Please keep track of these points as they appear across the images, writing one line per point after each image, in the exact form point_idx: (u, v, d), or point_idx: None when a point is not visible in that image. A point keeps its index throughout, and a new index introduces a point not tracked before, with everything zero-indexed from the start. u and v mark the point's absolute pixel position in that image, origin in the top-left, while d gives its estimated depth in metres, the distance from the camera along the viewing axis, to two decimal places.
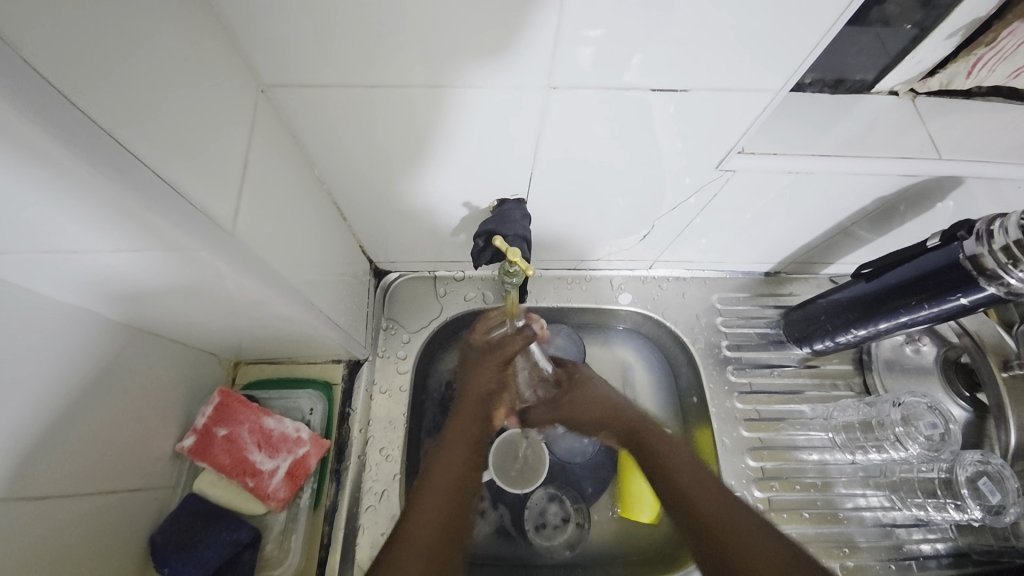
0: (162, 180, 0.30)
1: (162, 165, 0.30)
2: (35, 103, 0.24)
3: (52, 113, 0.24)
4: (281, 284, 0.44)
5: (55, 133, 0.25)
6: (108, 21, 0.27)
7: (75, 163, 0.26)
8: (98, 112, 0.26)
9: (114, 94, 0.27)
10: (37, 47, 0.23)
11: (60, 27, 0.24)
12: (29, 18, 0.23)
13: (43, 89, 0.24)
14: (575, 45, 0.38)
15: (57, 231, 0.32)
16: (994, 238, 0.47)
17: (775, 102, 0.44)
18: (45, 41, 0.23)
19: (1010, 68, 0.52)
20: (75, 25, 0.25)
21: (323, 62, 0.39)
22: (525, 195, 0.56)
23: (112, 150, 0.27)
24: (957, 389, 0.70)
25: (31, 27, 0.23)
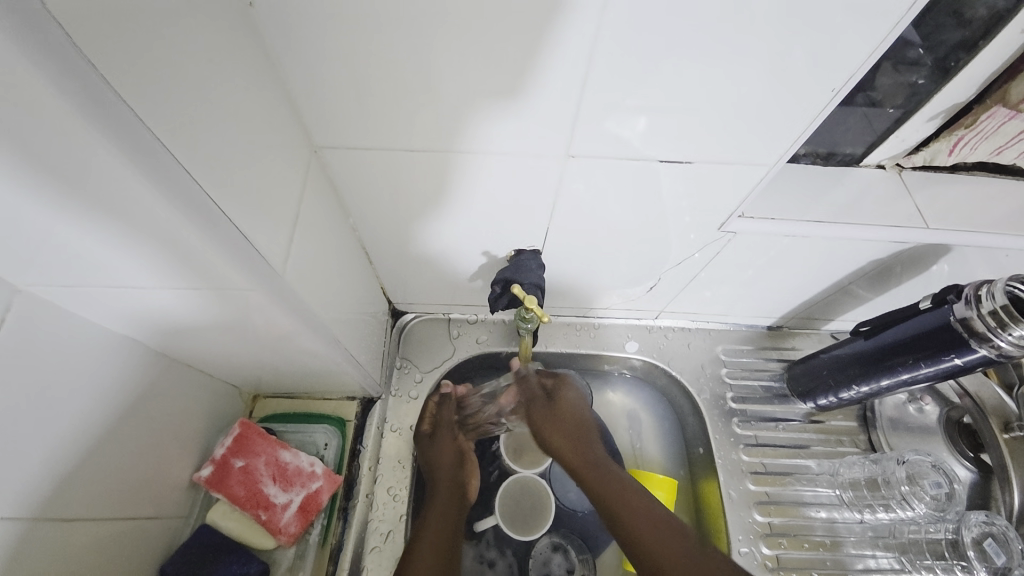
0: (234, 228, 0.34)
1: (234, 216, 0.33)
2: (148, 167, 0.28)
3: (161, 175, 0.28)
4: (314, 323, 0.47)
5: (156, 188, 0.29)
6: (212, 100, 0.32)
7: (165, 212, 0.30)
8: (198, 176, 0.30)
9: (208, 159, 0.31)
10: (158, 121, 0.27)
11: (173, 106, 0.29)
12: (150, 96, 0.27)
13: (158, 156, 0.28)
14: (592, 117, 0.43)
15: (128, 269, 0.35)
16: (983, 303, 0.50)
17: (772, 173, 0.49)
18: (164, 116, 0.28)
19: (991, 145, 0.57)
20: (186, 101, 0.30)
21: (367, 127, 0.45)
22: (540, 246, 0.60)
23: (198, 202, 0.31)
24: (961, 449, 0.71)
25: (154, 105, 0.27)
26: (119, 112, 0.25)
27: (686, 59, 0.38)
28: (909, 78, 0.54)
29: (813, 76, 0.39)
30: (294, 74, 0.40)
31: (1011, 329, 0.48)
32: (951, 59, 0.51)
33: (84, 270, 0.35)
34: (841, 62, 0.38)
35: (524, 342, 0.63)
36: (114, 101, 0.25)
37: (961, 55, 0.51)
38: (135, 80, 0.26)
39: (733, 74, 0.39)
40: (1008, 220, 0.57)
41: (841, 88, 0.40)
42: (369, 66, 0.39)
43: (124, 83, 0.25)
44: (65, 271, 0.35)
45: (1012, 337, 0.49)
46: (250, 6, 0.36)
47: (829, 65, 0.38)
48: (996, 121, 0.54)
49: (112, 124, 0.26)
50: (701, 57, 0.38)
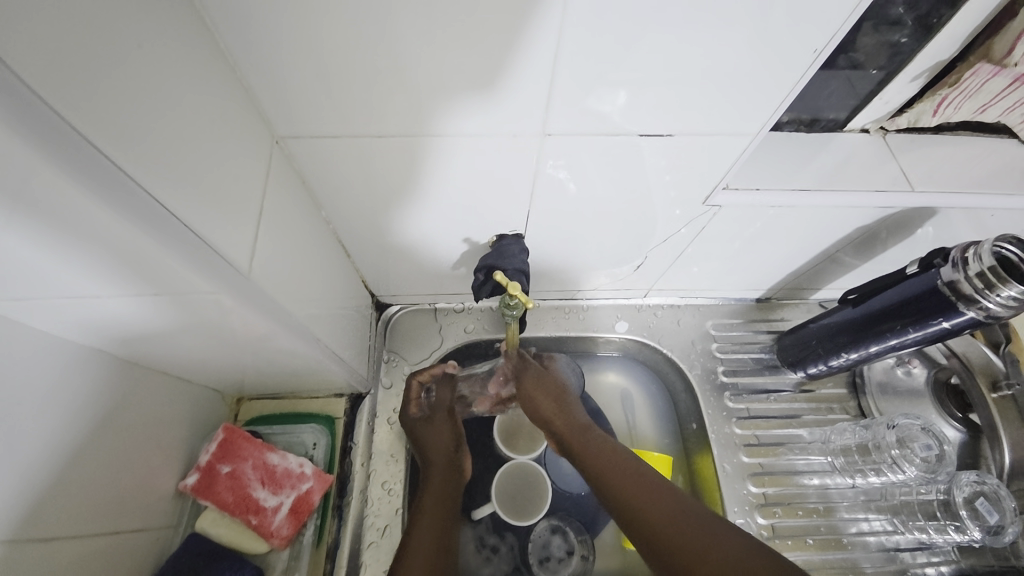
0: (194, 231, 0.31)
1: (194, 217, 0.31)
2: (83, 167, 0.25)
3: (104, 179, 0.26)
4: (290, 321, 0.45)
5: (102, 196, 0.27)
6: (151, 90, 0.29)
7: (116, 220, 0.28)
8: (144, 176, 0.28)
9: (152, 154, 0.29)
10: (92, 119, 0.25)
11: (110, 103, 0.26)
12: (81, 96, 0.24)
13: (93, 156, 0.25)
14: (568, 91, 0.41)
15: (76, 277, 0.33)
16: (970, 265, 0.49)
17: (756, 142, 0.47)
18: (92, 109, 0.25)
19: (975, 105, 0.56)
20: (122, 95, 0.27)
21: (332, 114, 0.42)
22: (523, 231, 0.59)
23: (151, 207, 0.29)
24: (949, 410, 0.72)
25: (84, 102, 0.24)
26: (44, 113, 0.23)
27: (662, 25, 0.36)
28: (890, 38, 0.52)
29: (795, 39, 0.37)
30: (245, 60, 0.37)
31: (999, 291, 0.48)
32: (933, 15, 0.50)
33: (29, 282, 0.33)
34: (823, 23, 0.36)
35: (511, 330, 0.62)
36: (43, 107, 0.23)
37: (943, 11, 0.49)
38: (66, 80, 0.24)
39: (715, 40, 0.37)
40: (991, 180, 0.57)
41: (824, 49, 0.38)
42: (324, 49, 0.37)
43: (44, 77, 0.23)
44: (13, 285, 0.33)
45: (1000, 298, 0.49)
46: None
47: (811, 25, 0.36)
48: (981, 78, 0.52)
49: (30, 120, 0.23)
50: (678, 23, 0.36)
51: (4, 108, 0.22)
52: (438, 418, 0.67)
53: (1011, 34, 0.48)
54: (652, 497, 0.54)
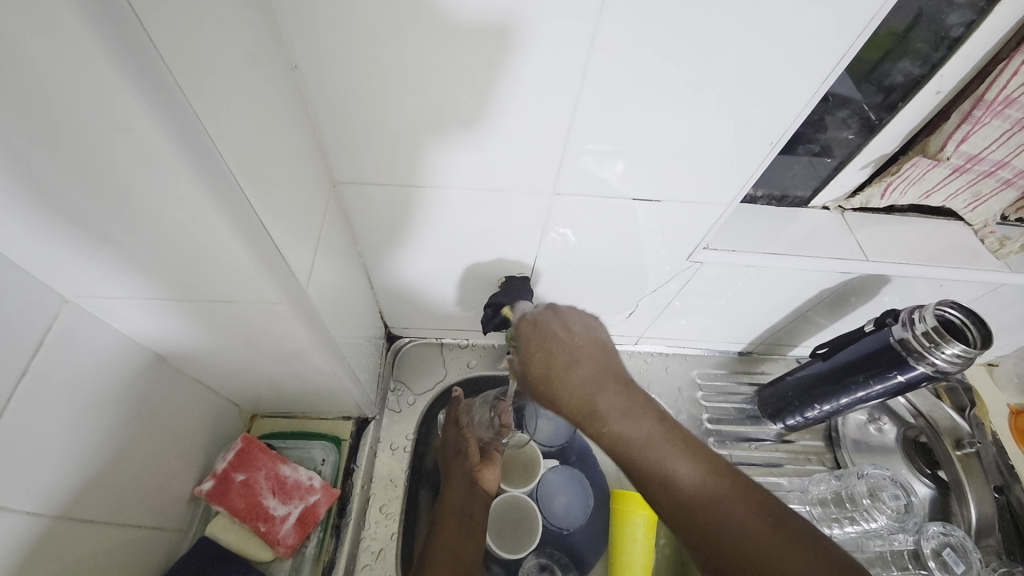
0: (282, 260, 0.40)
1: (284, 250, 0.40)
2: (231, 206, 0.34)
3: (240, 217, 0.35)
4: (324, 337, 0.51)
5: (237, 228, 0.35)
6: (263, 134, 0.37)
7: (238, 245, 0.36)
8: (263, 216, 0.37)
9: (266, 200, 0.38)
10: (241, 173, 0.34)
11: (251, 158, 0.35)
12: (238, 158, 0.34)
13: (224, 179, 0.32)
14: (576, 158, 0.50)
15: (156, 279, 0.39)
16: (917, 325, 0.57)
17: (728, 211, 0.56)
18: (240, 161, 0.34)
19: (919, 189, 0.66)
20: (254, 154, 0.36)
21: (389, 168, 0.51)
22: (529, 273, 0.66)
23: (261, 238, 0.37)
24: (919, 467, 0.77)
25: (241, 162, 0.34)
26: (220, 167, 0.32)
27: (661, 111, 0.45)
28: (842, 134, 0.63)
29: (754, 129, 0.47)
30: (324, 122, 0.46)
31: (944, 347, 0.55)
32: (875, 118, 0.61)
33: (124, 280, 0.39)
34: (777, 117, 0.46)
35: None
36: (222, 166, 0.32)
37: (884, 115, 0.60)
38: (231, 145, 0.33)
39: (696, 126, 0.47)
40: (938, 257, 0.66)
41: (776, 142, 0.49)
42: (387, 118, 0.46)
43: (211, 124, 0.31)
44: (118, 283, 0.40)
45: (946, 354, 0.55)
46: (297, 68, 0.42)
47: (769, 119, 0.46)
48: (920, 168, 0.62)
49: (211, 171, 0.31)
50: (666, 111, 0.45)
51: (183, 142, 0.29)
52: (454, 429, 0.72)
53: (942, 134, 0.59)
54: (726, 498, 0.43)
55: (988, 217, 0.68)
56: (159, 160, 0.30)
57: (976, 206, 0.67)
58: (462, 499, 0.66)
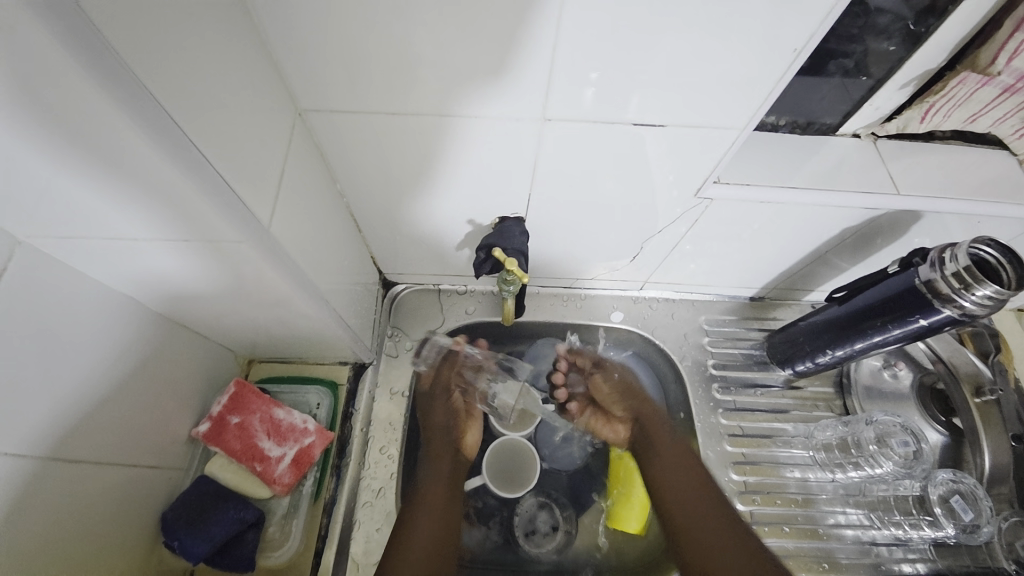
0: (236, 196, 0.37)
1: (237, 186, 0.37)
2: (154, 129, 0.30)
3: (171, 143, 0.31)
4: (302, 279, 0.49)
5: (169, 156, 0.32)
6: (189, 45, 0.32)
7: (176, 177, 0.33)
8: (201, 145, 0.33)
9: (204, 125, 0.34)
10: (163, 91, 0.30)
11: (177, 73, 0.31)
12: (158, 73, 0.30)
13: (134, 91, 0.29)
14: (569, 84, 0.43)
15: (106, 218, 0.37)
16: (947, 265, 0.51)
17: (740, 138, 0.49)
18: (161, 75, 0.30)
19: (965, 113, 0.58)
20: (179, 70, 0.32)
21: (357, 95, 0.45)
22: (524, 214, 0.61)
23: (201, 168, 0.34)
24: (932, 414, 0.74)
25: (162, 77, 0.30)
26: (130, 81, 0.28)
27: (668, 26, 0.39)
28: (881, 46, 0.54)
29: (773, 42, 0.40)
30: (279, 42, 0.41)
31: (975, 289, 0.50)
32: (922, 25, 0.52)
33: (76, 220, 0.37)
34: (803, 23, 0.38)
35: (507, 305, 0.68)
36: (131, 79, 0.28)
37: (932, 21, 0.52)
38: (144, 56, 0.29)
39: (704, 39, 0.39)
40: (980, 190, 0.59)
41: (802, 50, 0.41)
42: (347, 33, 0.40)
43: (111, 31, 0.27)
44: (67, 223, 0.37)
45: (976, 297, 0.50)
46: None
47: (793, 28, 0.39)
48: (968, 87, 0.54)
49: (119, 85, 0.28)
50: (671, 24, 0.38)
51: (74, 42, 0.26)
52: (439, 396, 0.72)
53: (995, 45, 0.50)
54: (705, 517, 0.60)
55: None
56: (54, 66, 0.26)
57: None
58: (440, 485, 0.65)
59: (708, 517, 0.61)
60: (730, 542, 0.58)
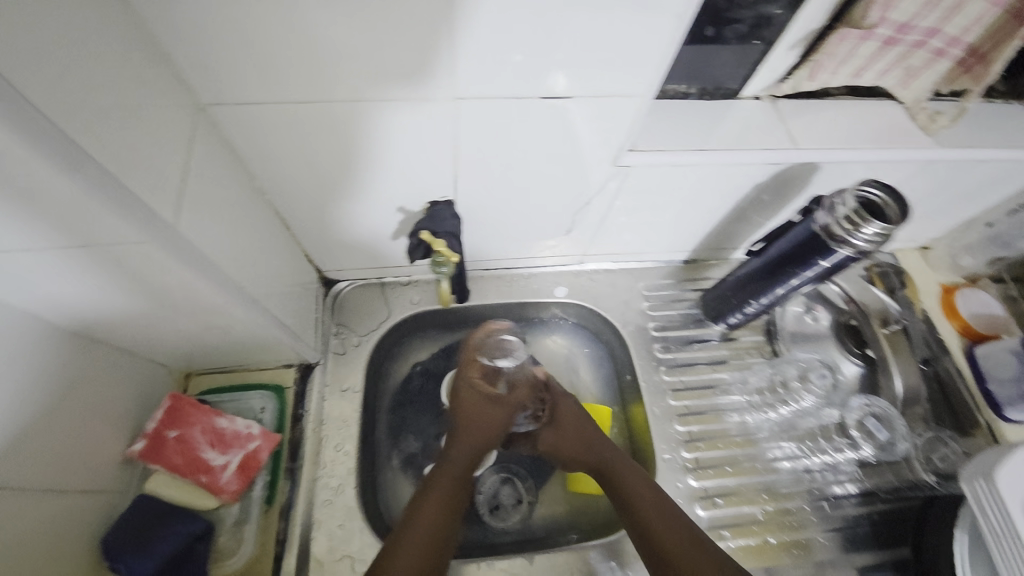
0: (133, 196, 0.35)
1: (133, 185, 0.35)
2: (27, 130, 0.28)
3: (49, 144, 0.30)
4: (224, 280, 0.48)
5: (53, 159, 0.30)
6: (55, 37, 0.30)
7: (62, 181, 0.31)
8: (85, 144, 0.32)
9: (89, 124, 0.32)
10: (34, 88, 0.29)
11: (49, 70, 0.30)
12: (26, 69, 0.28)
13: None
14: (472, 62, 0.44)
15: None
16: (838, 209, 0.56)
17: (644, 108, 0.51)
18: (30, 71, 0.28)
19: (851, 68, 0.62)
20: (51, 66, 0.30)
21: (258, 85, 0.44)
22: (453, 197, 0.62)
23: (87, 168, 0.32)
24: (849, 347, 0.81)
25: (32, 74, 0.28)
26: None
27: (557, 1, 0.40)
28: (767, 11, 0.58)
29: (658, 12, 0.42)
30: (166, 35, 0.39)
31: (863, 228, 0.54)
32: None
33: None
34: None
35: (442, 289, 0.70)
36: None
37: None
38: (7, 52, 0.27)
39: (593, 12, 0.41)
40: (866, 140, 0.65)
41: (686, 16, 0.42)
42: (236, 21, 0.38)
43: None
44: None
45: (866, 235, 0.55)
46: None
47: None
48: (851, 43, 0.59)
49: None
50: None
51: None
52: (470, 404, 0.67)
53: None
54: (667, 516, 0.61)
55: (920, 95, 0.65)
56: None
57: (909, 83, 0.64)
58: (447, 490, 0.61)
59: (668, 517, 0.61)
60: (691, 546, 0.58)
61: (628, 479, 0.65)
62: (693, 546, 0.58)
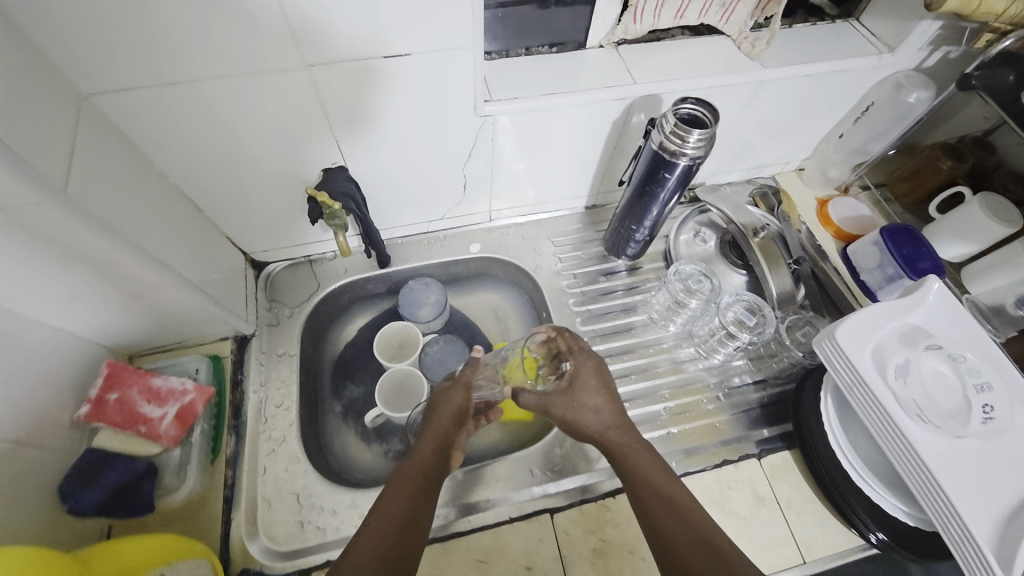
0: (28, 164, 0.42)
1: (26, 155, 0.42)
2: None
3: None
4: (130, 245, 0.54)
5: None
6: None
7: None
8: None
9: None
10: None
11: None
12: None
13: None
14: (309, 28, 0.52)
15: None
16: (665, 126, 0.65)
17: (476, 55, 0.60)
18: None
19: (671, 11, 0.72)
20: None
21: (131, 71, 0.51)
22: (344, 162, 0.71)
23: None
24: (732, 260, 0.91)
25: None
26: None
27: None
28: None
29: None
30: (37, 34, 0.46)
31: (688, 138, 0.64)
32: None
33: None
34: None
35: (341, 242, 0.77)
36: None
37: None
38: None
39: None
40: (698, 69, 0.75)
41: None
42: (100, 15, 0.46)
43: None
44: None
45: (692, 143, 0.65)
46: None
47: None
48: None
49: None
50: None
51: None
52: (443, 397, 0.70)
53: None
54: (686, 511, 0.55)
55: (741, 25, 0.76)
56: None
57: (728, 17, 0.75)
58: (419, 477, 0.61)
59: (681, 511, 0.55)
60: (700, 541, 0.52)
61: (643, 467, 0.59)
62: (705, 541, 0.52)
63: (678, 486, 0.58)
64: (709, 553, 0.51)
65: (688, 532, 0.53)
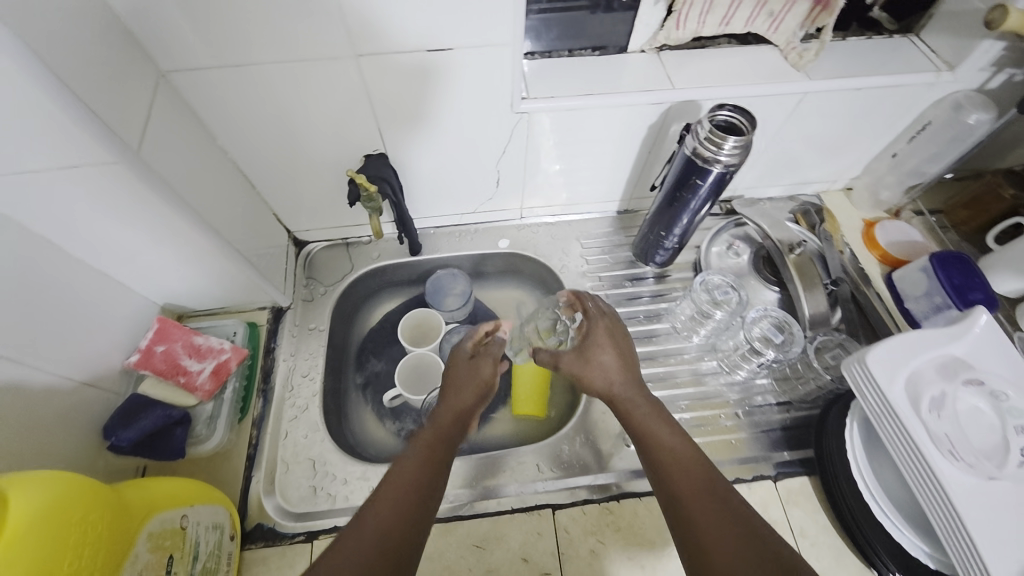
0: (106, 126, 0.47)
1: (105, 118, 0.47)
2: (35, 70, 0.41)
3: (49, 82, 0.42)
4: (187, 208, 0.59)
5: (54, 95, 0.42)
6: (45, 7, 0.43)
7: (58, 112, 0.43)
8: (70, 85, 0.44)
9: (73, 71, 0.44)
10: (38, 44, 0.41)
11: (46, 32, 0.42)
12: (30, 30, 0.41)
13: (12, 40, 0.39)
14: (359, 20, 0.56)
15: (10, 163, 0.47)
16: (700, 131, 0.65)
17: (515, 52, 0.62)
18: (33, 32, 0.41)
19: (716, 17, 0.71)
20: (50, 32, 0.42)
21: (202, 51, 0.57)
22: (384, 149, 0.74)
23: (75, 103, 0.44)
24: (766, 276, 0.89)
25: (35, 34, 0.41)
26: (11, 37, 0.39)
27: None
28: None
29: None
30: (127, 17, 0.52)
31: (723, 144, 0.64)
32: None
33: None
34: None
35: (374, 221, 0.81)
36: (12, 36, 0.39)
37: None
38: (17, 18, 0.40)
39: None
40: (740, 78, 0.74)
41: None
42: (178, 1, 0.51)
43: None
44: None
45: (727, 150, 0.64)
46: None
47: None
48: None
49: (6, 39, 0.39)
50: None
51: None
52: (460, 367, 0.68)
53: None
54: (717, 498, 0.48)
55: (789, 36, 0.74)
56: None
57: (777, 27, 0.73)
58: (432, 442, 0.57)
59: (716, 501, 0.48)
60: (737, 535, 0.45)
61: (667, 443, 0.53)
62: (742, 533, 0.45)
63: (708, 468, 0.51)
64: (754, 550, 0.43)
65: (723, 525, 0.46)
